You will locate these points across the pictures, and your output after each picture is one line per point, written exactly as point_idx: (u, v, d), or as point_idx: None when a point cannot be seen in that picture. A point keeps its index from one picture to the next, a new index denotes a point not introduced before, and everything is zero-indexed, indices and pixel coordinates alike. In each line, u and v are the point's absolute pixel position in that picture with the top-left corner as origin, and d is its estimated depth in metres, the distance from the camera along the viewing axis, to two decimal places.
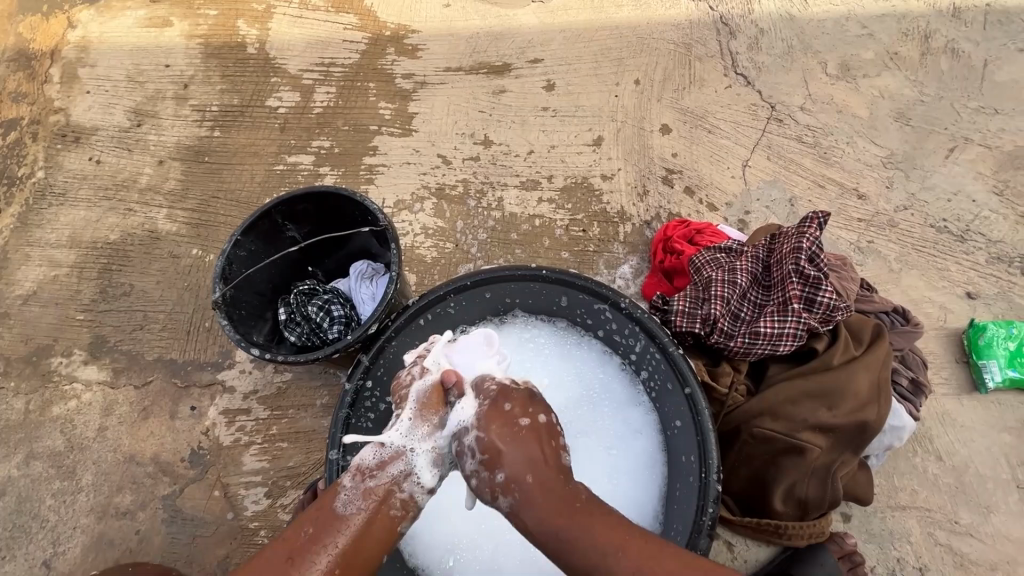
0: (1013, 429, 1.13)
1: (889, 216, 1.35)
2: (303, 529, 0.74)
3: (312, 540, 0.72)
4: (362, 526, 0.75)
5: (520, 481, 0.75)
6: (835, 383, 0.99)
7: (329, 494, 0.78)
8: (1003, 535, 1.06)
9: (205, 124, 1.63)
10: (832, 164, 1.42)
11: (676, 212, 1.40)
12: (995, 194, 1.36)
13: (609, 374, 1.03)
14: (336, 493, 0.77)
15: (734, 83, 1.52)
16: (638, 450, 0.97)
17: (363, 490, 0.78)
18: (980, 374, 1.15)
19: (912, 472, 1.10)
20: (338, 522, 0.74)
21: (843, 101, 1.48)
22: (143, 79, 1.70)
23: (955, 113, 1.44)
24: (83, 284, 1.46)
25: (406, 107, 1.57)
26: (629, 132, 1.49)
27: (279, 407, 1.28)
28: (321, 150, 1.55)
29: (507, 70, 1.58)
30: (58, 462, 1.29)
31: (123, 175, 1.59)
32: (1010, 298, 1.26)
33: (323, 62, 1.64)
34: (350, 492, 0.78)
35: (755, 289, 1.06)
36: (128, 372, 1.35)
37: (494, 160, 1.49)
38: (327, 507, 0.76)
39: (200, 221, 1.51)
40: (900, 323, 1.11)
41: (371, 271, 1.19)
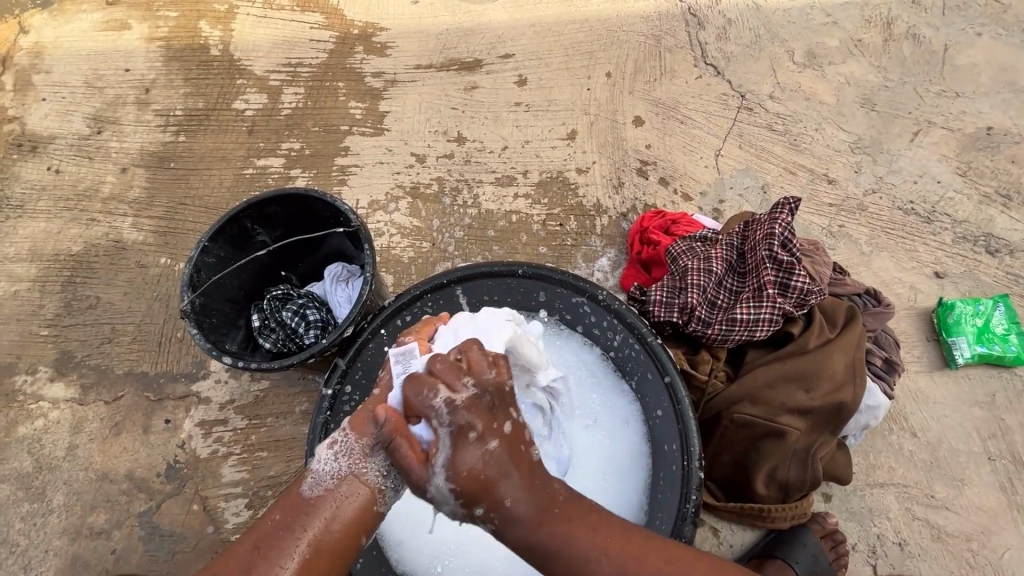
0: (983, 402, 1.16)
1: (859, 200, 1.37)
2: (271, 519, 0.70)
3: (278, 533, 0.68)
4: (327, 513, 0.69)
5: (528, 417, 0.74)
6: (811, 366, 1.00)
7: (295, 480, 0.72)
8: (977, 507, 1.09)
9: (169, 129, 1.58)
10: (802, 151, 1.44)
11: (652, 203, 1.40)
12: (959, 175, 1.39)
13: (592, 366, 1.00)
14: (302, 476, 0.73)
15: (704, 74, 1.53)
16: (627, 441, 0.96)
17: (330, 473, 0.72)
18: (950, 351, 1.18)
19: (888, 450, 1.12)
20: (305, 510, 0.69)
21: (810, 88, 1.50)
22: (102, 84, 1.64)
23: (918, 98, 1.48)
24: (46, 299, 1.41)
25: (377, 105, 1.55)
26: (603, 125, 1.49)
27: (257, 416, 1.25)
28: (291, 152, 1.52)
29: (478, 66, 1.57)
30: (27, 483, 1.24)
31: (84, 184, 1.54)
32: (976, 276, 1.29)
33: (290, 63, 1.61)
34: (317, 475, 0.72)
35: (731, 277, 1.07)
36: (97, 388, 1.31)
37: (469, 158, 1.48)
38: (294, 491, 0.72)
39: (167, 228, 1.47)
40: (872, 305, 1.13)
41: (347, 273, 1.17)
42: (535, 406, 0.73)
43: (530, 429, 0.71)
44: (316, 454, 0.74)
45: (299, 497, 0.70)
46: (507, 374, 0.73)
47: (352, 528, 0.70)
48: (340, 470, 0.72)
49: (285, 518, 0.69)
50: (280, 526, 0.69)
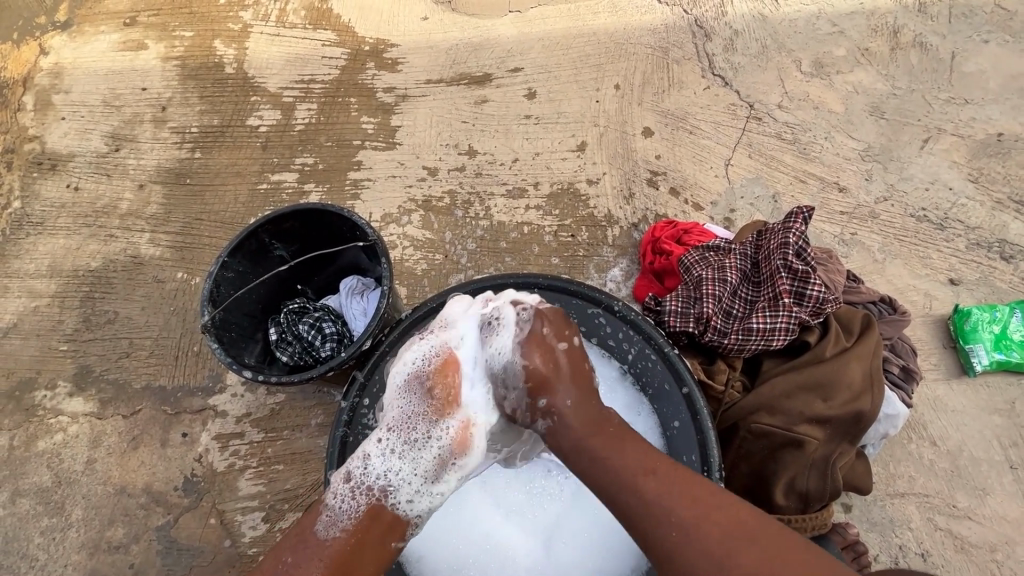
0: (1003, 410, 1.15)
1: (870, 207, 1.37)
2: (282, 561, 0.71)
3: (293, 572, 0.70)
4: (346, 553, 0.72)
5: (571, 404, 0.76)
6: (828, 375, 1.00)
7: (309, 516, 0.74)
8: (1000, 517, 1.07)
9: (185, 146, 1.61)
10: (811, 159, 1.44)
11: (663, 213, 1.41)
12: (970, 181, 1.39)
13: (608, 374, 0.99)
14: (314, 516, 0.74)
15: (712, 84, 1.54)
16: None
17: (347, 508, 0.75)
18: (968, 358, 1.17)
19: (908, 459, 1.11)
20: (322, 550, 0.71)
21: (819, 97, 1.51)
22: (120, 103, 1.68)
23: (927, 105, 1.48)
24: (65, 314, 1.43)
25: (388, 120, 1.57)
26: (612, 137, 1.50)
27: (274, 429, 1.26)
28: (305, 167, 1.54)
29: (488, 80, 1.59)
30: (46, 498, 1.25)
31: (103, 201, 1.56)
32: (991, 282, 1.28)
33: (303, 80, 1.64)
34: (333, 512, 0.75)
35: (746, 285, 1.06)
36: (115, 402, 1.32)
37: (480, 171, 1.49)
38: (308, 530, 0.73)
39: (184, 244, 1.49)
40: (888, 312, 1.13)
41: (362, 286, 1.18)
42: (564, 410, 0.76)
43: (563, 428, 0.75)
44: (333, 491, 0.77)
45: (314, 536, 0.72)
46: (535, 386, 0.77)
47: (367, 553, 0.74)
48: (359, 509, 0.75)
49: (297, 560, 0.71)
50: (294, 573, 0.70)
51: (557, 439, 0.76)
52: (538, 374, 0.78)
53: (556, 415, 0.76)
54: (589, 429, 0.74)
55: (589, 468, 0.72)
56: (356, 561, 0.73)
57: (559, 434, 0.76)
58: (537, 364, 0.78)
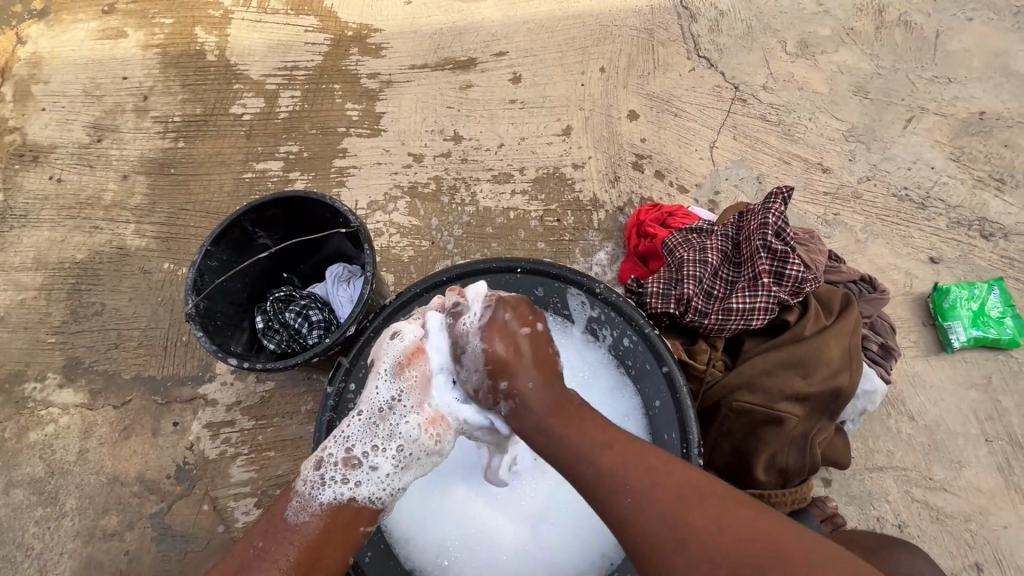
0: (980, 385, 1.16)
1: (853, 187, 1.38)
2: (253, 544, 0.71)
3: (261, 557, 0.69)
4: (316, 537, 0.71)
5: (522, 400, 0.73)
6: (807, 354, 1.01)
7: (280, 501, 0.74)
8: (976, 488, 1.09)
9: (168, 135, 1.60)
10: (795, 140, 1.45)
11: (648, 196, 1.41)
12: (952, 160, 1.40)
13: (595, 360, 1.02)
14: (287, 499, 0.73)
15: (697, 66, 1.54)
16: (627, 433, 0.96)
17: (315, 496, 0.73)
18: (946, 335, 1.19)
19: (886, 434, 1.13)
20: (291, 534, 0.70)
21: (803, 78, 1.51)
22: (101, 92, 1.66)
23: (911, 84, 1.48)
24: (52, 306, 1.43)
25: (373, 107, 1.56)
26: (597, 120, 1.50)
27: (264, 416, 1.27)
28: (289, 155, 1.54)
29: (472, 65, 1.58)
30: (40, 488, 1.26)
31: (86, 193, 1.55)
32: (971, 260, 1.29)
33: (286, 67, 1.62)
34: (302, 498, 0.73)
35: (727, 267, 1.06)
36: (106, 393, 1.33)
37: (466, 156, 1.49)
38: (278, 515, 0.72)
39: (169, 234, 1.49)
40: (868, 291, 1.14)
41: (348, 274, 1.19)
42: (525, 393, 0.73)
43: (523, 413, 0.73)
44: (302, 476, 0.75)
45: (286, 522, 0.71)
46: (496, 369, 0.74)
47: (337, 542, 0.73)
48: (329, 498, 0.73)
49: (270, 544, 0.70)
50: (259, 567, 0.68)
51: (519, 423, 0.73)
52: (499, 358, 0.74)
53: (518, 399, 0.73)
54: (550, 411, 0.72)
55: (553, 453, 0.70)
56: (324, 553, 0.71)
57: (522, 418, 0.73)
58: (500, 350, 0.74)
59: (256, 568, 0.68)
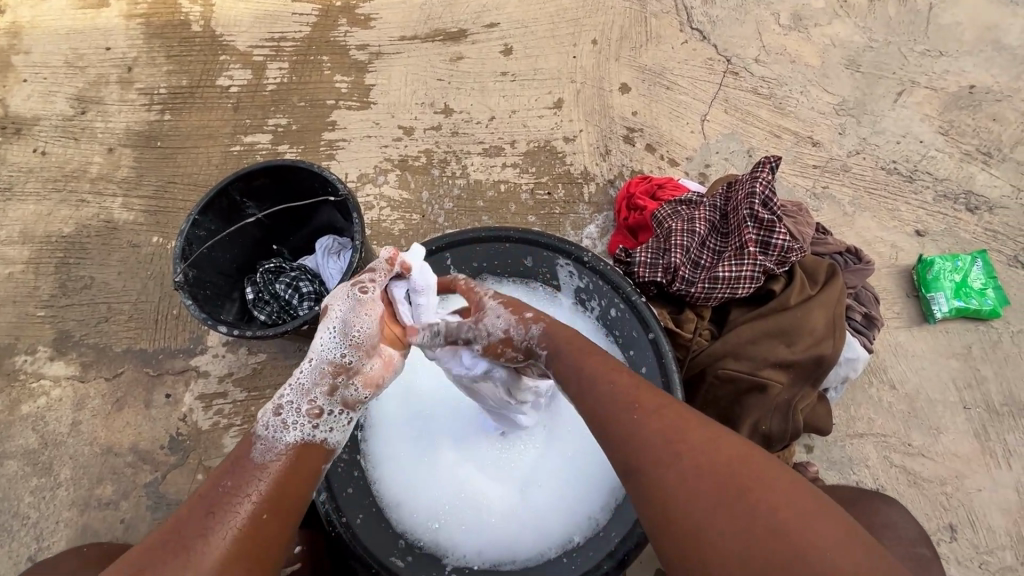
0: (960, 354, 1.19)
1: (843, 161, 1.39)
2: (218, 484, 0.63)
3: (230, 493, 0.62)
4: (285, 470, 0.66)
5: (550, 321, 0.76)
6: (792, 323, 1.03)
7: (241, 446, 0.67)
8: (953, 453, 1.12)
9: (154, 107, 1.58)
10: (786, 114, 1.44)
11: (639, 169, 1.41)
12: (941, 134, 1.40)
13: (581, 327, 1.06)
14: (250, 442, 0.67)
15: (690, 38, 1.52)
16: None
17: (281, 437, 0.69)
18: (928, 306, 1.21)
19: (867, 401, 1.15)
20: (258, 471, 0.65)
21: (796, 51, 1.50)
22: (83, 63, 1.62)
23: (902, 58, 1.48)
24: (41, 280, 1.42)
25: (362, 79, 1.54)
26: (589, 93, 1.49)
27: (256, 387, 1.28)
28: (278, 128, 1.52)
29: (463, 36, 1.56)
30: (34, 459, 1.27)
31: (72, 166, 1.53)
32: (957, 233, 1.31)
33: (273, 38, 1.59)
34: (266, 440, 0.68)
35: (714, 237, 1.07)
36: (98, 365, 1.33)
37: (456, 130, 1.48)
38: (243, 458, 0.66)
39: (157, 207, 1.47)
40: (853, 263, 1.16)
41: (338, 246, 1.19)
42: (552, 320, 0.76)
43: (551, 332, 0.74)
44: (261, 421, 0.69)
45: (258, 463, 0.66)
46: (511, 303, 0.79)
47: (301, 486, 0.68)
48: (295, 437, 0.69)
49: (236, 481, 0.63)
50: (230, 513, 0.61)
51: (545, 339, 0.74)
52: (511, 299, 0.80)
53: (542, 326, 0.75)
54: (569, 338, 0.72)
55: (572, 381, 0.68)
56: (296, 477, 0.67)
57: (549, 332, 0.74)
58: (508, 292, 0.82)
59: (222, 504, 0.61)
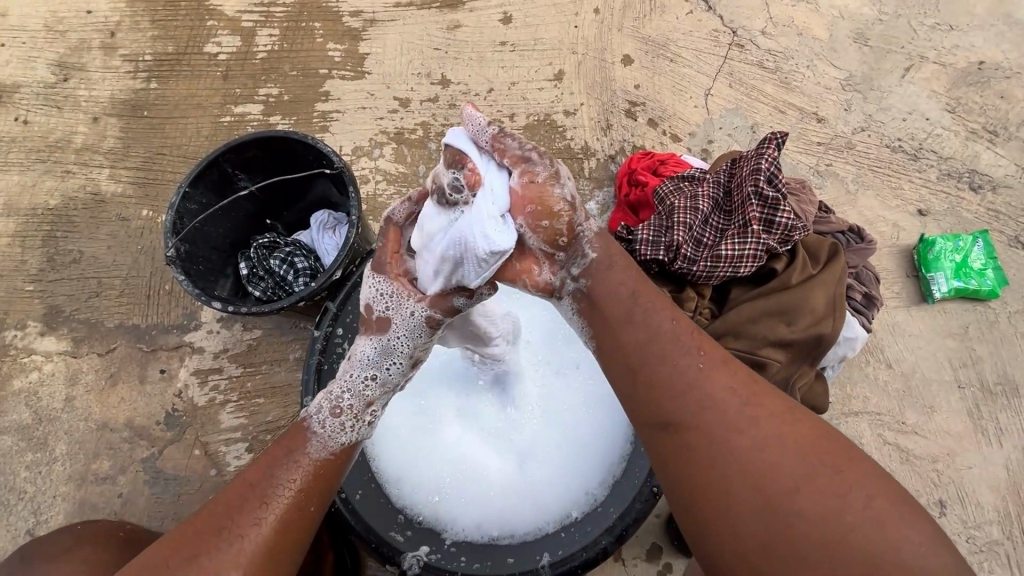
0: (956, 334, 1.19)
1: (847, 138, 1.37)
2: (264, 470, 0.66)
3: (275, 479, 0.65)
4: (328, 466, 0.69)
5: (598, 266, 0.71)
6: (794, 301, 1.02)
7: (297, 438, 0.69)
8: (945, 431, 1.13)
9: (139, 75, 1.52)
10: (792, 89, 1.41)
11: (641, 144, 1.38)
12: (948, 111, 1.38)
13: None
14: (304, 439, 0.69)
15: (695, 9, 1.47)
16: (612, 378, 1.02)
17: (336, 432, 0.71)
18: (928, 286, 1.21)
19: (864, 380, 1.16)
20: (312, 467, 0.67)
21: (803, 23, 1.46)
22: (63, 27, 1.55)
23: (911, 32, 1.44)
24: (28, 254, 1.39)
25: (356, 47, 1.49)
26: (591, 65, 1.44)
27: (252, 363, 1.27)
28: (269, 98, 1.47)
29: (460, 4, 1.50)
30: (28, 434, 1.26)
31: (55, 135, 1.48)
32: (959, 212, 1.30)
33: (262, 3, 1.53)
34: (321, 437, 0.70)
35: (717, 214, 1.04)
36: (90, 340, 1.31)
37: (454, 102, 1.44)
38: (297, 450, 0.68)
39: (146, 179, 1.43)
40: (855, 242, 1.14)
41: (333, 221, 1.16)
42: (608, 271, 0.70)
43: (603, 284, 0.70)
44: (320, 422, 0.71)
45: (310, 462, 0.68)
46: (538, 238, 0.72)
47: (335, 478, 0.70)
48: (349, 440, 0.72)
49: (286, 475, 0.66)
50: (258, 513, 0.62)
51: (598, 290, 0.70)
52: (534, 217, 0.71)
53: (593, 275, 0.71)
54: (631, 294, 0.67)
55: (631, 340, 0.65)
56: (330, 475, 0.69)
57: (602, 289, 0.69)
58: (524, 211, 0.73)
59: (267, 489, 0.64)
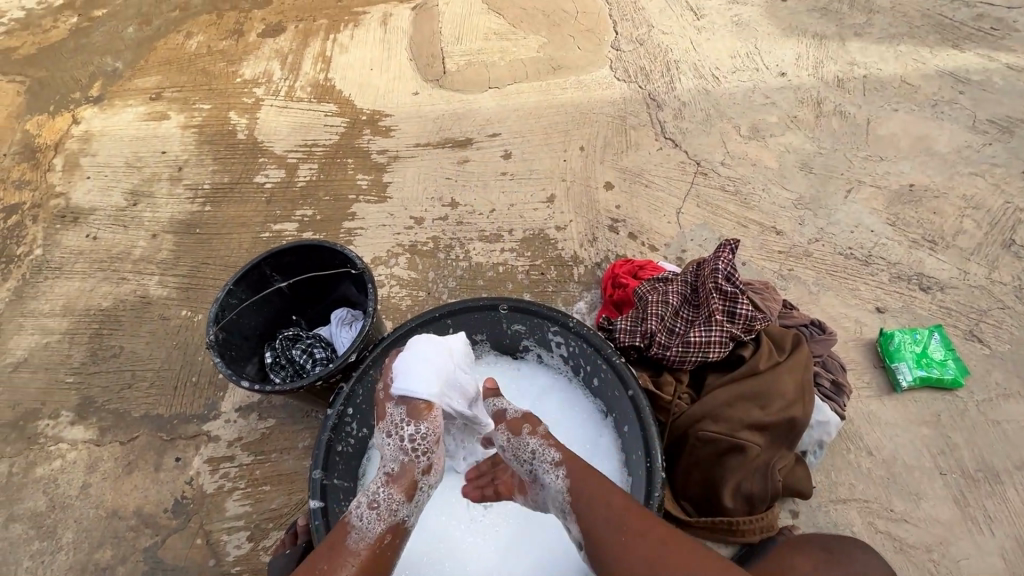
0: (930, 422, 1.26)
1: (804, 247, 1.56)
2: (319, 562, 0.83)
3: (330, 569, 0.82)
4: (370, 553, 0.85)
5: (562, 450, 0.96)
6: (763, 386, 1.12)
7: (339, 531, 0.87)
8: (935, 519, 1.15)
9: (197, 200, 1.81)
10: (751, 207, 1.65)
11: (623, 254, 1.58)
12: (889, 224, 1.59)
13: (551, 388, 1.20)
14: (346, 529, 0.87)
15: (664, 146, 1.78)
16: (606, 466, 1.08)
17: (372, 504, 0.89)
18: (894, 375, 1.30)
19: (848, 468, 1.21)
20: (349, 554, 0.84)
21: (756, 156, 1.74)
22: (141, 164, 1.90)
23: (848, 162, 1.71)
24: (73, 349, 1.55)
25: (381, 177, 1.78)
26: (578, 190, 1.71)
27: (263, 452, 1.34)
28: (304, 218, 1.73)
29: (470, 144, 1.82)
30: (39, 522, 1.30)
31: (118, 249, 1.73)
32: (913, 310, 1.43)
33: (306, 144, 1.87)
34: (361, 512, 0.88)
35: (686, 308, 1.21)
36: (114, 429, 1.40)
37: (461, 219, 1.68)
38: (340, 541, 0.85)
39: (190, 285, 1.64)
40: (817, 333, 1.27)
41: (351, 317, 1.30)
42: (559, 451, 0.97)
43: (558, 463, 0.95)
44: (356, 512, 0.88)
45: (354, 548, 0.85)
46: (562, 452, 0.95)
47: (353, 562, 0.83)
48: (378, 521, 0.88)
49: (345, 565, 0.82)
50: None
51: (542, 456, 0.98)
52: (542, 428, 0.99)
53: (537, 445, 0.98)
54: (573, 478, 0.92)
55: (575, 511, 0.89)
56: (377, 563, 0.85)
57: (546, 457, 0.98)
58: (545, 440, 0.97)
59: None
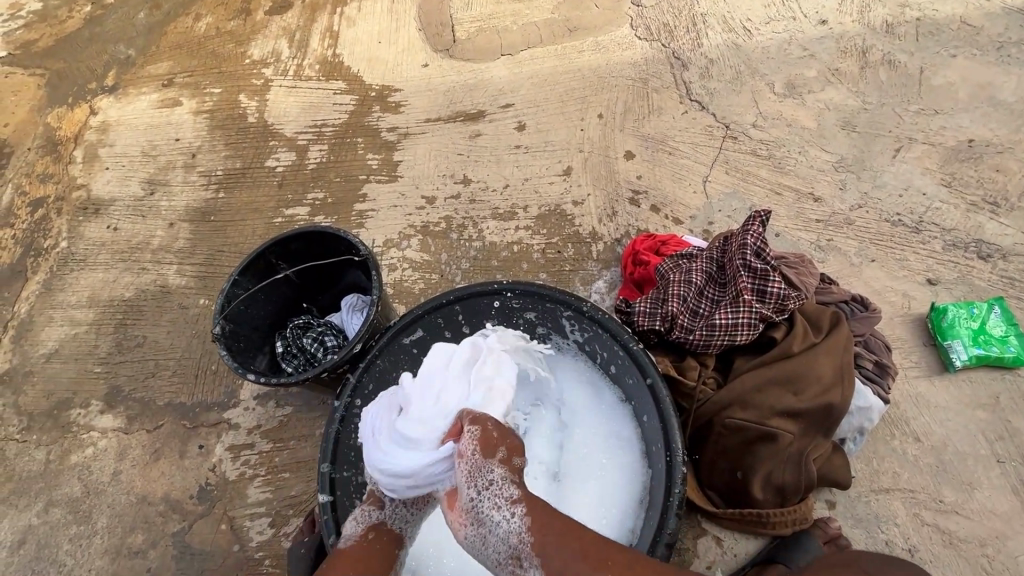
0: (987, 405, 1.15)
1: (846, 214, 1.42)
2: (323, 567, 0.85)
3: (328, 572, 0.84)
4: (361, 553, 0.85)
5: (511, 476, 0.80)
6: (797, 369, 1.04)
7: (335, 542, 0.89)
8: (989, 511, 1.06)
9: (211, 187, 1.80)
10: (786, 172, 1.51)
11: (645, 228, 1.49)
12: (944, 185, 1.43)
13: (567, 371, 1.13)
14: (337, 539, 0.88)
15: (689, 109, 1.64)
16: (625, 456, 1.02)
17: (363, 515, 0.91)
18: (947, 354, 1.18)
19: (893, 455, 1.12)
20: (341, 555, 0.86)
21: (792, 115, 1.59)
22: (156, 153, 1.90)
23: (897, 118, 1.55)
24: (100, 339, 1.58)
25: (391, 156, 1.72)
26: (596, 161, 1.61)
27: (281, 439, 1.34)
28: (315, 202, 1.70)
29: (482, 116, 1.73)
30: (75, 507, 1.35)
31: (138, 239, 1.75)
32: (969, 281, 1.30)
33: (315, 125, 1.82)
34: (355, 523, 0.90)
35: (712, 287, 1.13)
36: (141, 418, 1.44)
37: (474, 197, 1.61)
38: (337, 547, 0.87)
39: (207, 273, 1.64)
40: (860, 311, 1.17)
41: (361, 303, 1.27)
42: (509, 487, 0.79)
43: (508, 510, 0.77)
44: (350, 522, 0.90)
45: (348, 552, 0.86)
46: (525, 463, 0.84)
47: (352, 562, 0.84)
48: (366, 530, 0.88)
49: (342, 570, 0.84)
50: (377, 543, 0.87)
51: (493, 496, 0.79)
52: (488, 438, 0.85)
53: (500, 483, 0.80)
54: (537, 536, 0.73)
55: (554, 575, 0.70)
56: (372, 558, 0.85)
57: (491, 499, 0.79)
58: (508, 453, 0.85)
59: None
